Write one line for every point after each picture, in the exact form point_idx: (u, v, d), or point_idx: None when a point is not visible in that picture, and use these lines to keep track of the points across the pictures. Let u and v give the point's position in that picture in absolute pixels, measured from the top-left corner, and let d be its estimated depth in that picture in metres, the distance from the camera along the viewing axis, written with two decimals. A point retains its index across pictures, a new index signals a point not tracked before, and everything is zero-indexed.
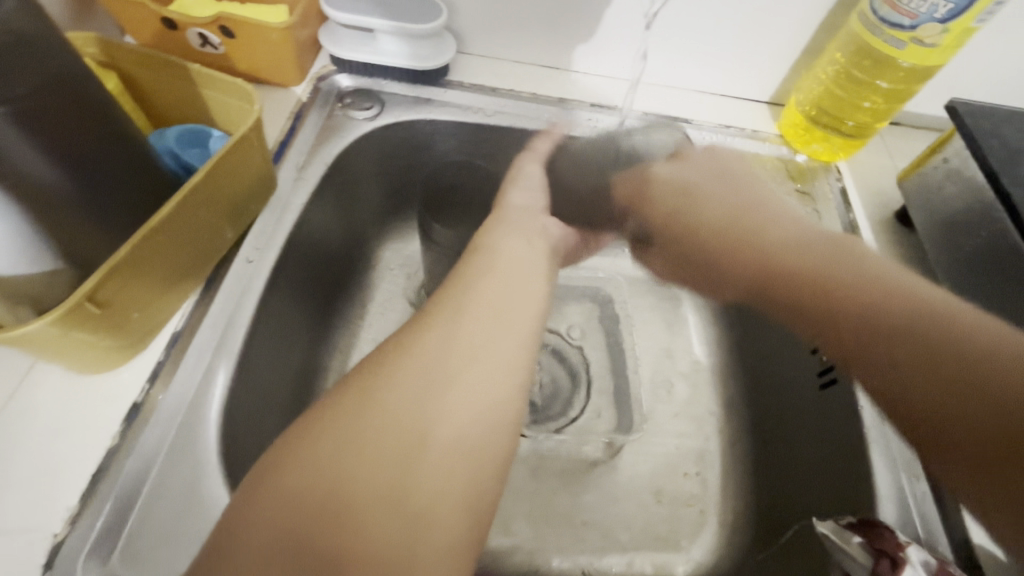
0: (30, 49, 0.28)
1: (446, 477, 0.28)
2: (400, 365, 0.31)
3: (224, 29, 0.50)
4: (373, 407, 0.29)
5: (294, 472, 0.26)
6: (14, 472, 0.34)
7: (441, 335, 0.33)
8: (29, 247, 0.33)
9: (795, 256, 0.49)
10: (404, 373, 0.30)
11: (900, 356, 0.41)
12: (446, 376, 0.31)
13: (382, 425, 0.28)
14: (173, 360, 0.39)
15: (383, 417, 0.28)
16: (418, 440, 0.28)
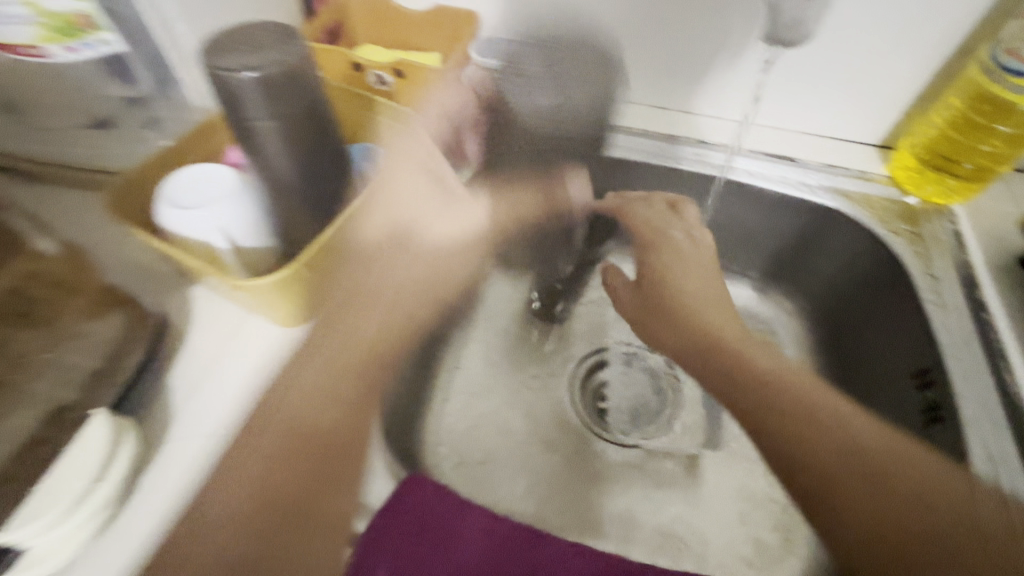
0: (300, 84, 0.39)
1: (320, 407, 0.45)
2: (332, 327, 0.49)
3: (397, 71, 0.63)
4: (353, 285, 0.51)
5: (246, 453, 0.41)
6: (232, 391, 0.45)
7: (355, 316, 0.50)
8: (260, 225, 0.45)
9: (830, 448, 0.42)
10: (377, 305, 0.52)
11: (819, 488, 0.41)
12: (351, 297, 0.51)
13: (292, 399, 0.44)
14: (343, 325, 0.49)
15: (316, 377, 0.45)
16: (311, 370, 0.45)
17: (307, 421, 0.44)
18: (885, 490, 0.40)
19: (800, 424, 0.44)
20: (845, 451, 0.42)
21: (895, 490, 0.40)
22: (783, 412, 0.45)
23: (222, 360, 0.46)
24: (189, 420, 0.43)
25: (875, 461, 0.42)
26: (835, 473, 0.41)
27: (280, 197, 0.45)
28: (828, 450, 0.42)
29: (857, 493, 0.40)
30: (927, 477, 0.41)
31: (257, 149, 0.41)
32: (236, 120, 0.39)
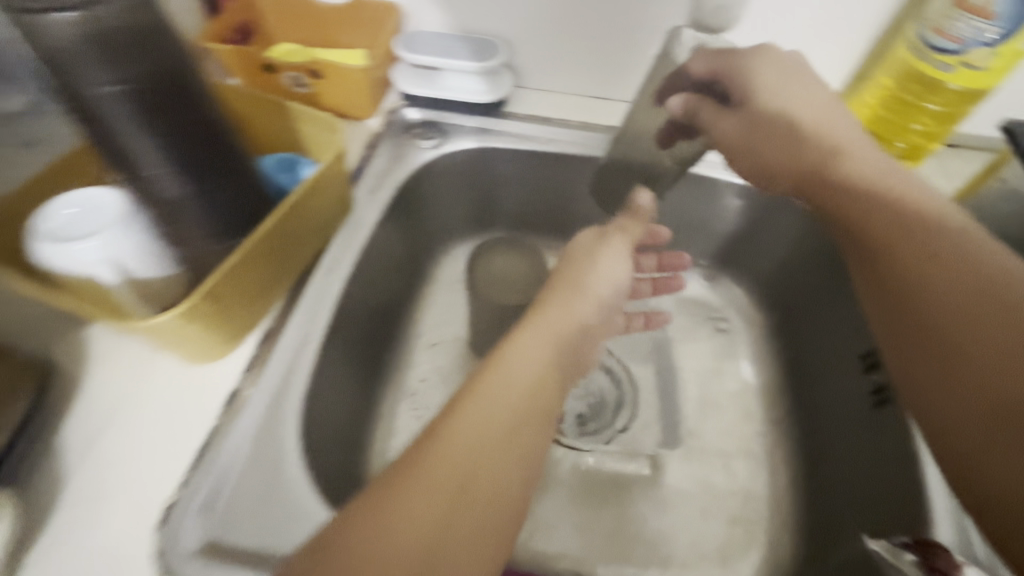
0: (180, 92, 0.35)
1: (484, 450, 0.32)
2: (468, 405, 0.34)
3: (314, 72, 0.58)
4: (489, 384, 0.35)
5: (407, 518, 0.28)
6: (134, 443, 0.40)
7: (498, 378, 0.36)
8: (160, 253, 0.39)
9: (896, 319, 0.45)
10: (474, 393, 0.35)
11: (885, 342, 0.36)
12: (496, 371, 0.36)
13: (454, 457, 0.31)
14: (263, 355, 0.45)
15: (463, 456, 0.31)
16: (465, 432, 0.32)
17: (469, 455, 0.31)
18: (983, 309, 0.32)
19: None
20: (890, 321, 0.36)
21: (1004, 305, 0.31)
22: (901, 266, 0.36)
23: (123, 408, 0.41)
24: (82, 481, 0.38)
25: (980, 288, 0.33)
26: (943, 340, 0.32)
27: (171, 221, 0.40)
28: (887, 309, 0.36)
29: (936, 306, 0.34)
30: (1011, 274, 0.32)
31: (135, 175, 0.36)
32: (111, 145, 0.35)
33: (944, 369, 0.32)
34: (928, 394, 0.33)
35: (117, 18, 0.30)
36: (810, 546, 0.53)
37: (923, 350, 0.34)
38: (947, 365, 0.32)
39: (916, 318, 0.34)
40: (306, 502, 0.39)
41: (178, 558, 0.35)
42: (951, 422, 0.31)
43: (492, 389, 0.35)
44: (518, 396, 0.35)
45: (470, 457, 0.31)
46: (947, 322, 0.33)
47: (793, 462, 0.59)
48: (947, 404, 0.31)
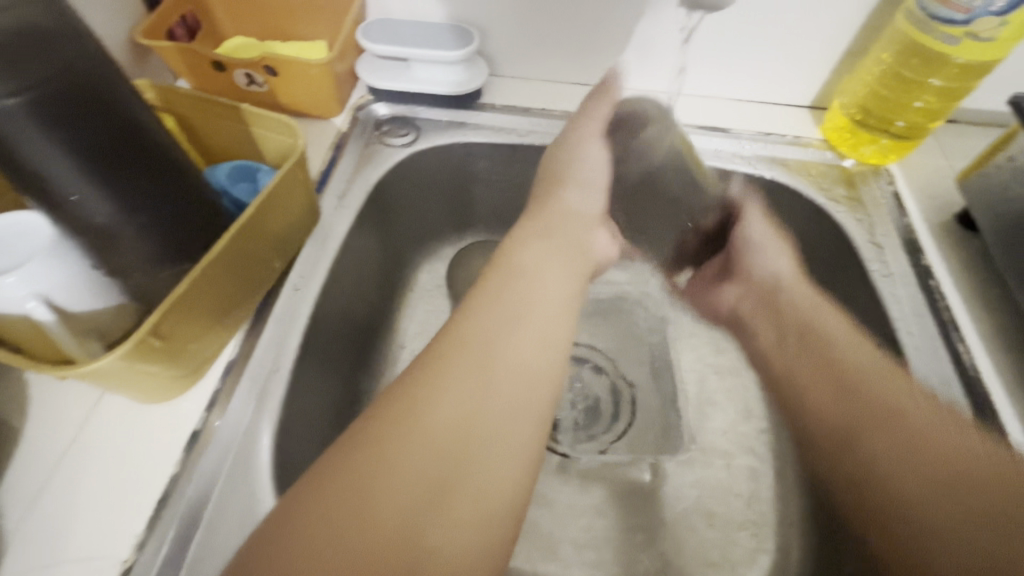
0: (95, 96, 0.30)
1: (444, 447, 0.30)
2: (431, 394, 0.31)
3: (268, 69, 0.53)
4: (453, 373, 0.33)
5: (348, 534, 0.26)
6: (85, 498, 0.36)
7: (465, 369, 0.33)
8: (98, 283, 0.35)
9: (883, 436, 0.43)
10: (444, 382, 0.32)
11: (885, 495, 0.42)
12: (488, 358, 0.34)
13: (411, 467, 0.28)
14: (228, 388, 0.41)
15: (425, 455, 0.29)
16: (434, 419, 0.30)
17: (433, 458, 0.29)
18: (936, 463, 0.40)
19: (825, 368, 0.49)
20: (841, 426, 0.46)
21: (940, 456, 0.40)
22: (838, 361, 0.48)
23: (70, 459, 0.37)
24: (25, 546, 0.34)
25: (903, 438, 0.42)
26: (905, 440, 0.42)
27: (105, 252, 0.34)
28: (834, 420, 0.47)
29: (886, 441, 0.43)
30: (937, 430, 0.42)
31: (53, 202, 0.31)
32: (17, 170, 0.29)
33: (877, 484, 0.43)
34: (887, 464, 0.42)
35: (5, 14, 0.25)
36: (821, 548, 0.51)
37: (918, 489, 0.40)
38: (864, 472, 0.44)
39: (875, 422, 0.44)
40: None
41: None
42: (898, 498, 0.41)
43: (460, 380, 0.33)
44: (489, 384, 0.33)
45: (444, 435, 0.30)
46: (896, 471, 0.42)
47: (798, 459, 0.57)
48: (893, 480, 0.42)
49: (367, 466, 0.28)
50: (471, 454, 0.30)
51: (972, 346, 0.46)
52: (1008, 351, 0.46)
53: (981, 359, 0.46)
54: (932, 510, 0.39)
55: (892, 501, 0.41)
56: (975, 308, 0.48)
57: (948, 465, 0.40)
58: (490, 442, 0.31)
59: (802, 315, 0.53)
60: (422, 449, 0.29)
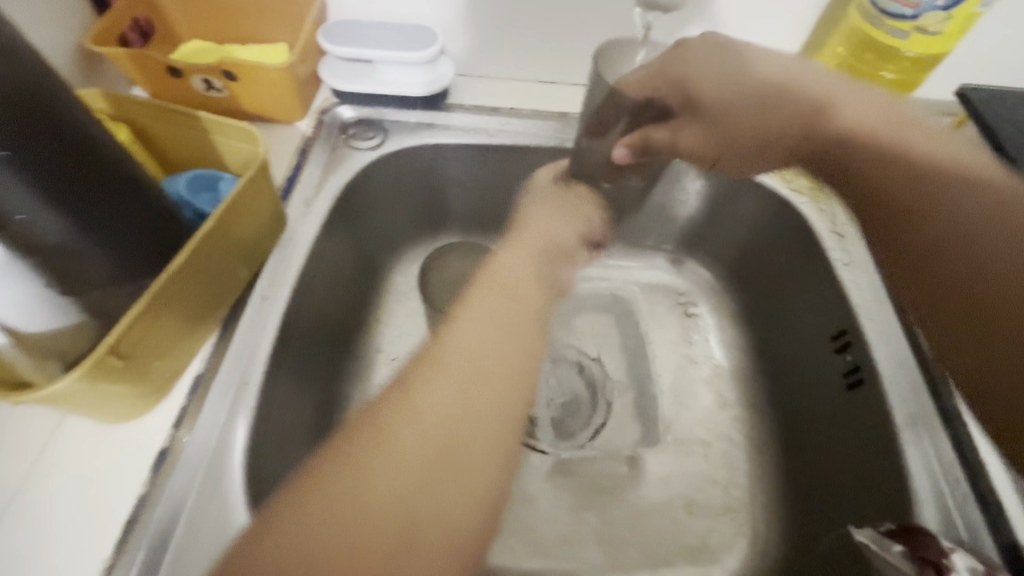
0: (40, 111, 0.29)
1: (410, 482, 0.26)
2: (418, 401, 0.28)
3: (227, 73, 0.52)
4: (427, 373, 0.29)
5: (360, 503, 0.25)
6: (48, 524, 0.35)
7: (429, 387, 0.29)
8: (52, 301, 0.33)
9: (942, 185, 0.35)
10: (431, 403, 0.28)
11: (932, 233, 0.35)
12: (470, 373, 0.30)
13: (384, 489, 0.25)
14: (196, 404, 0.40)
15: (389, 492, 0.25)
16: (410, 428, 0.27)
17: (402, 495, 0.25)
18: (985, 222, 0.33)
19: (862, 145, 0.38)
20: (882, 160, 0.37)
21: (1015, 227, 0.32)
22: (913, 150, 0.36)
23: (32, 484, 0.36)
24: None
25: (950, 238, 0.34)
26: (921, 197, 0.35)
27: (62, 274, 0.33)
28: (910, 194, 0.36)
29: (930, 231, 0.35)
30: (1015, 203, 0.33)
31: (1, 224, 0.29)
32: None
33: (925, 277, 0.35)
34: (1013, 359, 0.31)
35: None
36: (794, 529, 0.53)
37: (995, 291, 0.32)
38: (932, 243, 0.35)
39: (930, 221, 0.35)
40: None
41: None
42: (997, 362, 0.31)
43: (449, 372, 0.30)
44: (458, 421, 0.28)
45: (406, 441, 0.27)
46: (993, 247, 0.32)
47: (772, 444, 0.58)
48: None
49: (334, 476, 0.25)
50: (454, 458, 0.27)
51: None
52: None
53: None
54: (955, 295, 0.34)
55: (973, 279, 0.33)
56: None
57: (1021, 238, 0.32)
58: (433, 443, 0.27)
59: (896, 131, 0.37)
60: (397, 467, 0.26)
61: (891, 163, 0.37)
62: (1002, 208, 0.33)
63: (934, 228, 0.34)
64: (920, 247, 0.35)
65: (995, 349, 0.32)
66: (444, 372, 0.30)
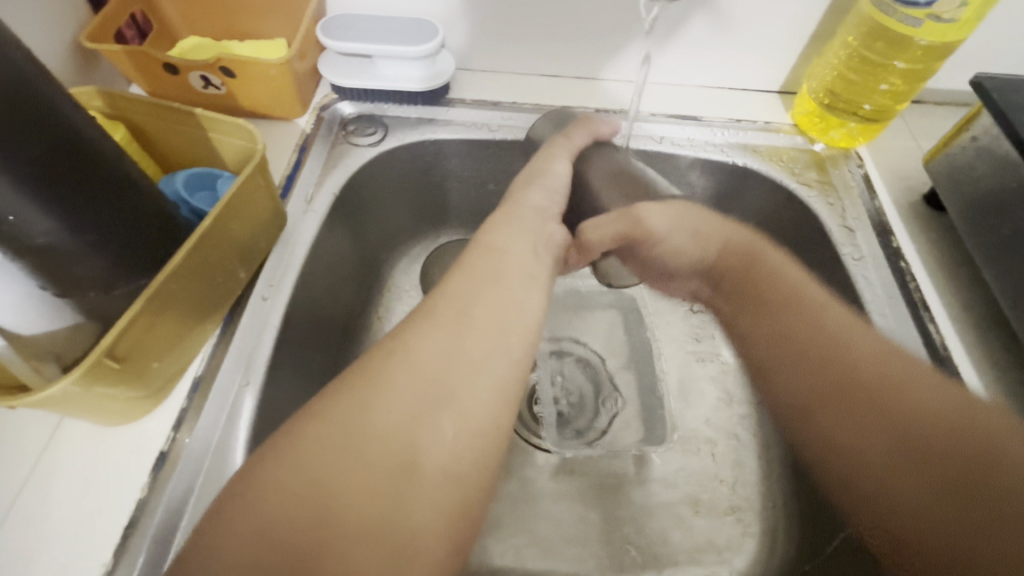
0: (30, 109, 0.28)
1: (368, 468, 0.27)
2: (387, 376, 0.31)
3: (224, 70, 0.51)
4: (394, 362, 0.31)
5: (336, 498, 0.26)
6: (48, 529, 0.34)
7: (397, 369, 0.31)
8: (51, 304, 0.34)
9: (896, 396, 0.43)
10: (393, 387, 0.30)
11: (867, 472, 0.43)
12: (438, 376, 0.31)
13: (372, 468, 0.27)
14: (195, 405, 0.39)
15: (365, 470, 0.27)
16: (384, 406, 0.29)
17: (372, 482, 0.27)
18: (908, 449, 0.41)
19: (824, 369, 0.47)
20: (811, 393, 0.48)
21: (927, 452, 0.41)
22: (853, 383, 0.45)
23: (33, 488, 0.36)
24: None
25: (868, 389, 0.44)
26: (866, 400, 0.44)
27: (54, 273, 0.32)
28: (808, 386, 0.48)
29: (936, 443, 0.41)
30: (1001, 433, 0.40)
31: None
32: None
33: (845, 451, 0.45)
34: (913, 505, 0.40)
35: None
36: (803, 529, 0.52)
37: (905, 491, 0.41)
38: (933, 462, 0.40)
39: (866, 405, 0.44)
40: None
41: None
42: (936, 540, 0.39)
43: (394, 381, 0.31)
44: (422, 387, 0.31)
45: (336, 441, 0.28)
46: (913, 493, 0.40)
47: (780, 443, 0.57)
48: (907, 502, 0.40)
49: (312, 489, 0.26)
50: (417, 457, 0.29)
51: (944, 326, 0.47)
52: (976, 328, 0.47)
53: (951, 337, 0.46)
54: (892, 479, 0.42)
55: (927, 459, 0.40)
56: (944, 288, 0.49)
57: (953, 424, 0.41)
58: (381, 441, 0.28)
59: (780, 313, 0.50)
60: (373, 437, 0.28)
61: (847, 368, 0.46)
62: (972, 446, 0.40)
63: (907, 494, 0.40)
64: (907, 465, 0.41)
65: (927, 494, 0.40)
66: (414, 366, 0.32)
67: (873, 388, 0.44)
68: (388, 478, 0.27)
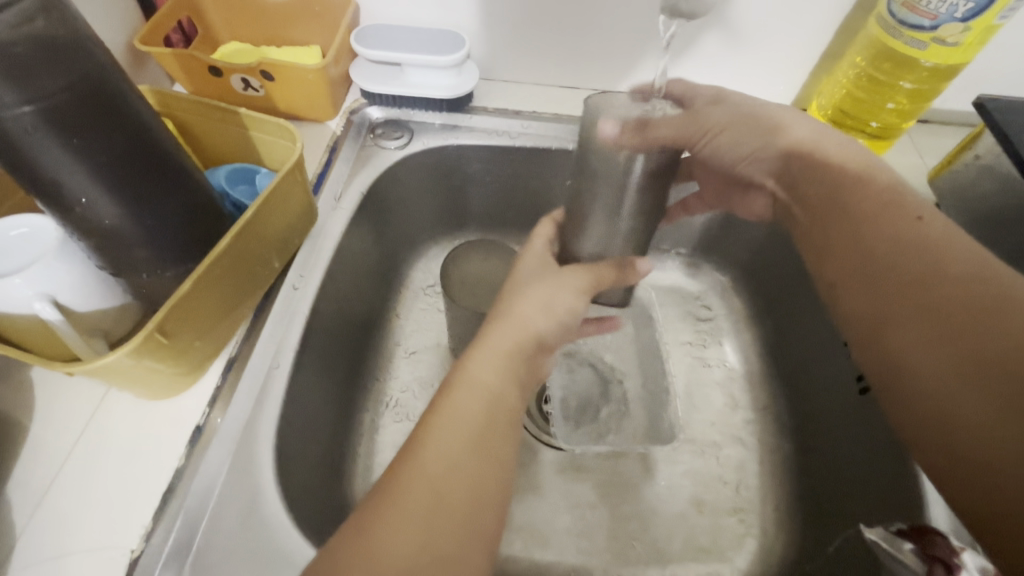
0: (105, 103, 0.31)
1: (450, 481, 0.29)
2: (454, 401, 0.32)
3: (265, 74, 0.54)
4: (470, 370, 0.34)
5: (388, 538, 0.26)
6: (89, 494, 0.37)
7: (465, 386, 0.33)
8: (104, 284, 0.37)
9: (940, 275, 0.31)
10: (456, 433, 0.31)
11: (932, 365, 0.30)
12: (486, 435, 0.31)
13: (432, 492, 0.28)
14: (230, 384, 0.42)
15: (448, 471, 0.29)
16: (450, 431, 0.31)
17: (457, 486, 0.29)
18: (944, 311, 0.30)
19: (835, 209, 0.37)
20: (861, 281, 0.35)
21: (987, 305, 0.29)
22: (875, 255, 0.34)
23: (76, 455, 0.38)
24: (37, 539, 0.35)
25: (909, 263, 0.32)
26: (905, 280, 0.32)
27: (113, 251, 0.36)
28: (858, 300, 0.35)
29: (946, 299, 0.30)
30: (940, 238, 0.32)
31: (63, 204, 0.32)
32: (30, 175, 0.30)
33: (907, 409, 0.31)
34: (926, 369, 0.30)
35: (18, 26, 0.27)
36: (805, 533, 0.53)
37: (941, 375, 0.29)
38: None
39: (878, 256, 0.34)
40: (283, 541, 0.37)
41: None
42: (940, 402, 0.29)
43: (465, 393, 0.32)
44: (486, 404, 0.32)
45: (433, 477, 0.29)
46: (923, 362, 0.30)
47: (784, 447, 0.59)
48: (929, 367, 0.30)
49: (355, 543, 0.26)
50: (496, 454, 0.31)
51: None
52: None
53: None
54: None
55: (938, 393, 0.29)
56: None
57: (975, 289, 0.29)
58: (440, 478, 0.29)
59: (886, 257, 0.33)
60: (447, 453, 0.30)
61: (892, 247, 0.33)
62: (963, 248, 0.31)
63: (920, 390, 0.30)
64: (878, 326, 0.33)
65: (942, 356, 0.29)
66: (453, 396, 0.32)
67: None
68: (469, 496, 0.29)
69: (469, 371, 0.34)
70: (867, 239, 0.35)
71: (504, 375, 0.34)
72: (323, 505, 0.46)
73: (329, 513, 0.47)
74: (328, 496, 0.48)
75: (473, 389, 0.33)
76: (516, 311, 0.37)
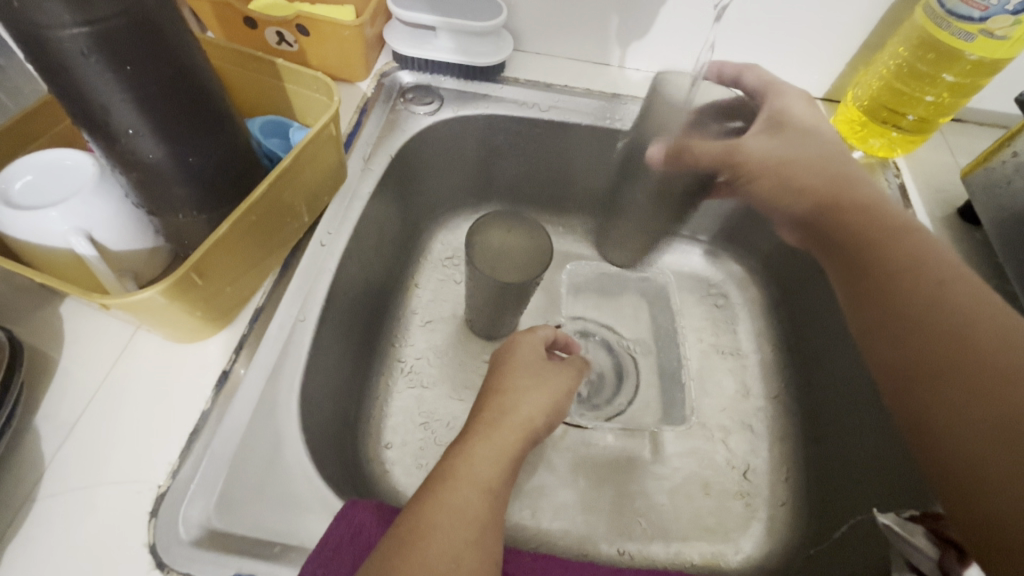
0: (158, 36, 0.30)
1: (450, 539, 0.31)
2: (453, 485, 0.34)
3: (300, 28, 0.54)
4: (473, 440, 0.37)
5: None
6: (118, 429, 0.37)
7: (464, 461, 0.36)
8: (137, 225, 0.37)
9: (934, 314, 0.38)
10: (452, 501, 0.33)
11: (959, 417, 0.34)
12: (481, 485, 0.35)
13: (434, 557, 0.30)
14: (257, 333, 0.42)
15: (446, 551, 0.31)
16: (454, 497, 0.33)
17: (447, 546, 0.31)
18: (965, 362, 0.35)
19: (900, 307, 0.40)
20: (884, 328, 0.41)
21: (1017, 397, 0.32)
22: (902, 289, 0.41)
23: (104, 390, 0.39)
24: (65, 468, 0.36)
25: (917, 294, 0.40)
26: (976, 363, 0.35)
27: (151, 187, 0.36)
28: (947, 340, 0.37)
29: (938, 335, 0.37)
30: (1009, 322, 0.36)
31: (107, 133, 0.32)
32: (79, 99, 0.30)
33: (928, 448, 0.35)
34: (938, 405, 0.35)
35: None
36: (810, 519, 0.53)
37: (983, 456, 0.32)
38: (948, 362, 0.36)
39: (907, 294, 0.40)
40: (305, 487, 0.37)
41: (175, 546, 0.34)
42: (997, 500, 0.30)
43: (462, 474, 0.35)
44: (484, 490, 0.34)
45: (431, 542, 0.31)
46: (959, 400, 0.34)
47: (793, 436, 0.59)
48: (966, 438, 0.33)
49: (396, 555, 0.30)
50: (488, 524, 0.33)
51: None
52: None
53: None
54: (959, 403, 0.34)
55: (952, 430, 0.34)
56: None
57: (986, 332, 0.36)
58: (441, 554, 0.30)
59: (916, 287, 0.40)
60: (450, 530, 0.32)
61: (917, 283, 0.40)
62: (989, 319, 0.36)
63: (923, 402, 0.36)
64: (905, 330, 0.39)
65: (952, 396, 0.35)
66: (457, 479, 0.34)
67: (979, 342, 0.35)
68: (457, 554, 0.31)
69: (460, 466, 0.35)
70: (905, 279, 0.41)
71: (502, 468, 0.37)
72: (339, 460, 0.47)
73: (344, 467, 0.47)
74: (343, 452, 0.49)
75: (471, 483, 0.35)
76: (515, 411, 0.41)
